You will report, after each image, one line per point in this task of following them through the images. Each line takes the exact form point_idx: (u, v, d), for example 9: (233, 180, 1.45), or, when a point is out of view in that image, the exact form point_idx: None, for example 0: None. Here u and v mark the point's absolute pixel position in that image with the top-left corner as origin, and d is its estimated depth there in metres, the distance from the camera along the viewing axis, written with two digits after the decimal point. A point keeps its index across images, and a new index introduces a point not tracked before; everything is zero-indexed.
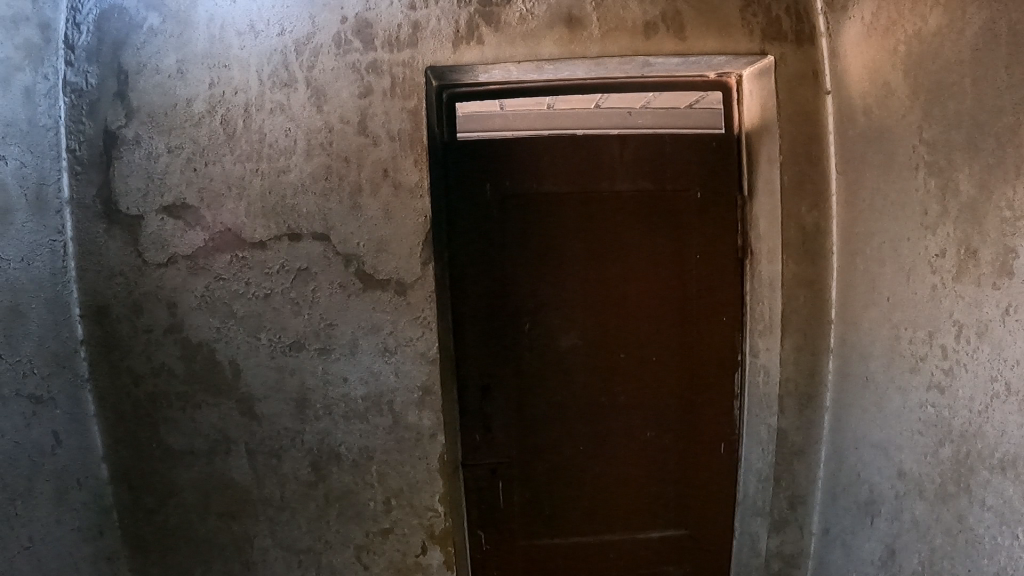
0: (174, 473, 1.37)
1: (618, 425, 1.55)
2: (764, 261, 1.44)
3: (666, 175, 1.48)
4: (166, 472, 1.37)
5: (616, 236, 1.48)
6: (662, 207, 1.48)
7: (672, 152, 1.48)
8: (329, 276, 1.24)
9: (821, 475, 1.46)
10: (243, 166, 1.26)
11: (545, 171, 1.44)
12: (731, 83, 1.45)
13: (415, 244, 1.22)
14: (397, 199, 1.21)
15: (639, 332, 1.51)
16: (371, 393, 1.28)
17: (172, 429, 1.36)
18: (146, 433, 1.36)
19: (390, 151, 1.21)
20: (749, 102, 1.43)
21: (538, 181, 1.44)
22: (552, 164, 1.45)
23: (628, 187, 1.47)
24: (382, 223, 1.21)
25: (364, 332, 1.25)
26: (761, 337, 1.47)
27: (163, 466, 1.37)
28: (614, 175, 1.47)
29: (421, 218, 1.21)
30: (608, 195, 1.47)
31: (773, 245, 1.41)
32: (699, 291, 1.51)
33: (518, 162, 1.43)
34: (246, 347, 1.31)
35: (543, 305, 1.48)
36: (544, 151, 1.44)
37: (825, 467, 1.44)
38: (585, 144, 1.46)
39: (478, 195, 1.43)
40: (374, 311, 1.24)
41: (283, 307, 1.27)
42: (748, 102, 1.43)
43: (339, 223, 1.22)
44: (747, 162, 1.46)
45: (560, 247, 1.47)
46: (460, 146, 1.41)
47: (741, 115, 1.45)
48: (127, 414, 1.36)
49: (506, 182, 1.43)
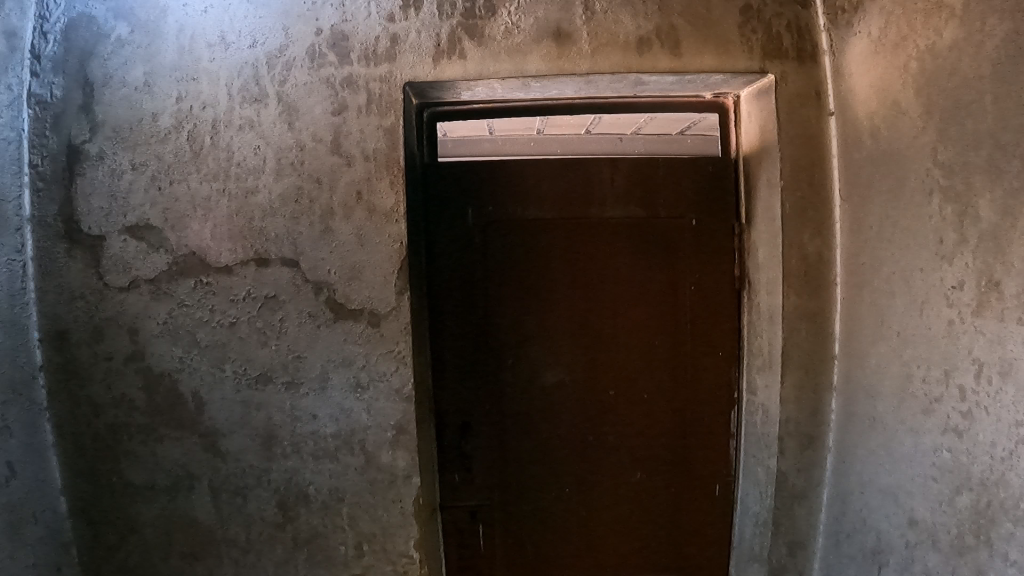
0: (134, 510, 1.28)
1: (607, 463, 1.46)
2: (764, 294, 1.34)
3: (662, 199, 1.39)
4: (126, 508, 1.28)
5: (606, 263, 1.39)
6: (657, 234, 1.39)
7: (669, 176, 1.39)
8: (296, 306, 1.13)
9: (822, 520, 1.37)
10: (209, 185, 1.18)
11: (531, 193, 1.36)
12: (728, 105, 1.37)
13: (390, 271, 1.11)
14: (371, 223, 1.10)
15: (631, 365, 1.43)
16: (341, 431, 1.18)
17: (133, 462, 1.26)
18: (106, 466, 1.27)
19: (364, 172, 1.11)
20: (747, 125, 1.35)
21: (524, 205, 1.36)
22: (539, 186, 1.36)
23: (621, 212, 1.38)
24: (353, 249, 1.11)
25: (333, 367, 1.14)
26: (760, 374, 1.38)
27: (124, 501, 1.27)
28: (606, 198, 1.38)
29: (396, 245, 1.10)
30: (598, 220, 1.38)
31: (774, 276, 1.31)
32: (693, 322, 1.42)
33: (504, 184, 1.35)
34: (211, 377, 1.22)
35: (529, 336, 1.39)
36: (530, 172, 1.36)
37: (827, 512, 1.35)
38: (575, 168, 1.36)
39: (460, 218, 1.34)
40: (346, 343, 1.13)
41: (247, 337, 1.17)
42: (746, 124, 1.35)
43: (308, 250, 1.12)
44: (744, 187, 1.38)
45: (547, 274, 1.38)
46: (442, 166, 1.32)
47: (739, 138, 1.38)
48: (87, 446, 1.26)
49: (489, 206, 1.35)
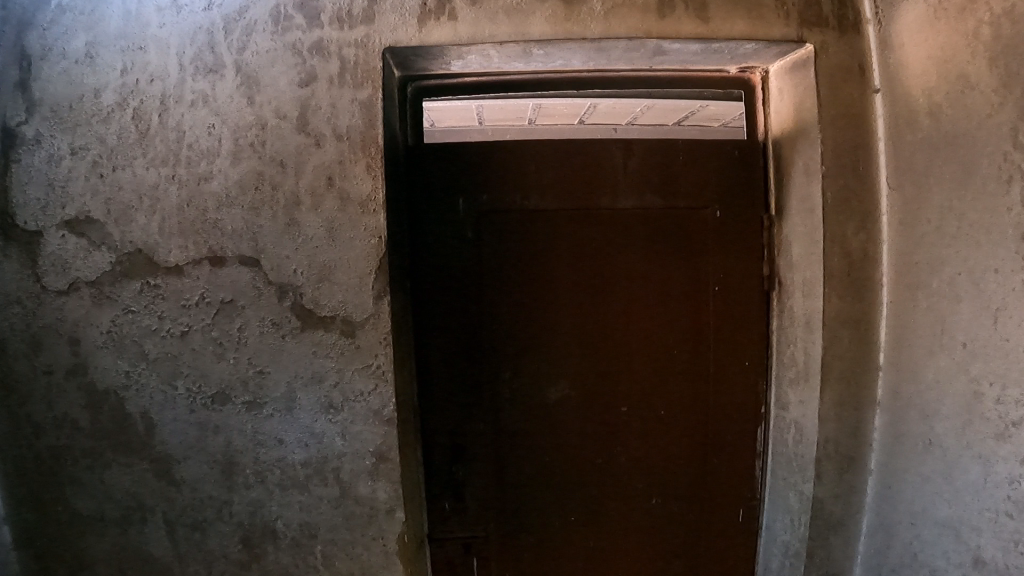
0: (83, 543, 1.10)
1: (618, 486, 1.29)
2: (800, 296, 1.17)
3: (679, 189, 1.22)
4: (73, 542, 1.10)
5: (618, 262, 1.22)
6: (675, 228, 1.22)
7: (686, 162, 1.22)
8: (257, 312, 0.97)
9: (862, 551, 1.20)
10: (158, 172, 1.00)
11: (534, 182, 1.19)
12: (755, 81, 1.21)
13: (368, 271, 0.94)
14: (344, 214, 0.93)
15: (645, 378, 1.26)
16: (312, 458, 1.01)
17: (79, 490, 1.09)
18: (51, 494, 1.09)
19: (336, 153, 0.94)
20: (778, 104, 1.18)
21: (525, 195, 1.19)
22: (543, 174, 1.19)
23: (636, 204, 1.21)
24: (324, 245, 0.94)
25: (300, 384, 0.97)
26: (794, 388, 1.21)
27: (71, 534, 1.10)
28: (618, 188, 1.21)
29: (376, 239, 0.93)
30: (609, 213, 1.21)
31: (812, 276, 1.14)
32: (716, 327, 1.25)
33: (502, 171, 1.18)
34: (160, 397, 1.04)
35: (530, 345, 1.22)
36: (533, 158, 1.18)
37: (868, 543, 1.18)
38: (583, 152, 1.19)
39: (450, 210, 1.17)
40: (315, 357, 0.96)
41: (202, 348, 1.00)
42: (777, 103, 1.19)
43: (271, 245, 0.95)
44: (775, 175, 1.21)
45: (551, 275, 1.21)
46: (427, 150, 1.14)
47: (769, 119, 1.21)
48: (28, 472, 1.08)
49: (484, 196, 1.17)
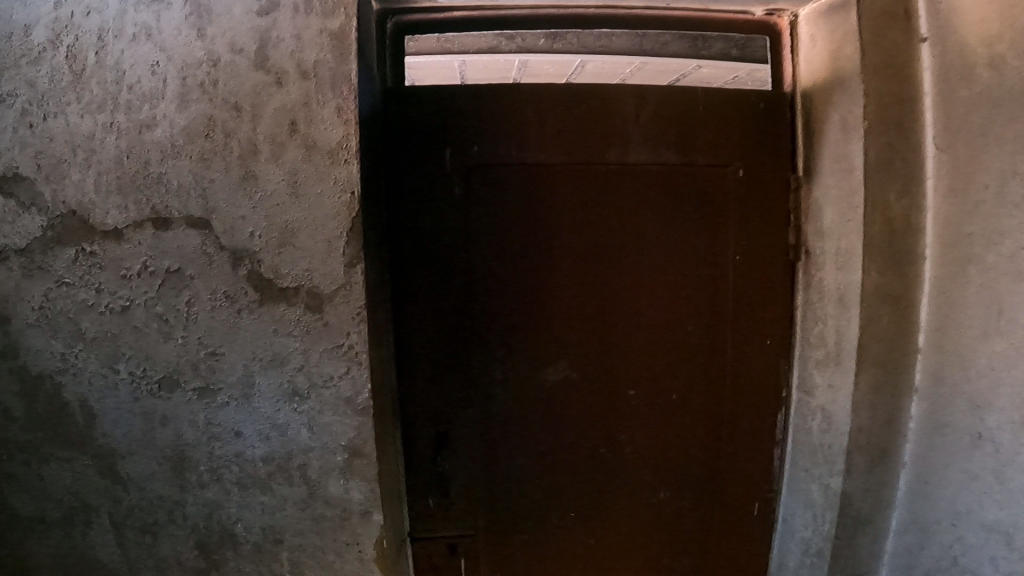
0: (22, 547, 0.96)
1: (625, 485, 1.10)
2: (834, 268, 1.00)
3: (707, 145, 1.04)
4: (10, 546, 0.96)
5: (628, 225, 1.03)
6: (698, 188, 1.04)
7: (712, 113, 1.04)
8: (208, 283, 0.80)
9: (889, 549, 1.04)
10: (94, 120, 0.84)
11: (530, 129, 1.00)
12: (782, 27, 1.07)
13: (338, 233, 0.75)
14: (308, 164, 0.75)
15: (657, 361, 1.07)
16: (274, 454, 0.85)
17: (15, 487, 0.94)
18: None
19: (300, 93, 0.75)
20: (808, 51, 1.03)
21: (520, 144, 0.99)
22: (541, 120, 1.00)
23: (650, 157, 1.03)
24: (285, 202, 0.75)
25: (259, 367, 0.81)
26: (821, 371, 1.04)
27: (8, 537, 0.96)
28: (629, 139, 1.02)
29: (347, 196, 0.75)
30: (619, 167, 1.03)
31: (851, 243, 0.96)
32: (740, 303, 1.07)
33: (493, 118, 0.99)
34: (100, 382, 0.89)
35: (524, 321, 1.03)
36: (528, 100, 0.99)
37: (897, 542, 1.02)
38: (590, 97, 1.01)
39: (435, 163, 0.98)
40: (276, 336, 0.79)
41: (146, 326, 0.85)
42: (807, 49, 1.04)
43: (223, 203, 0.78)
44: (804, 132, 1.05)
45: (550, 237, 1.02)
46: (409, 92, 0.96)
47: (797, 70, 1.06)
48: None
49: (474, 146, 0.98)
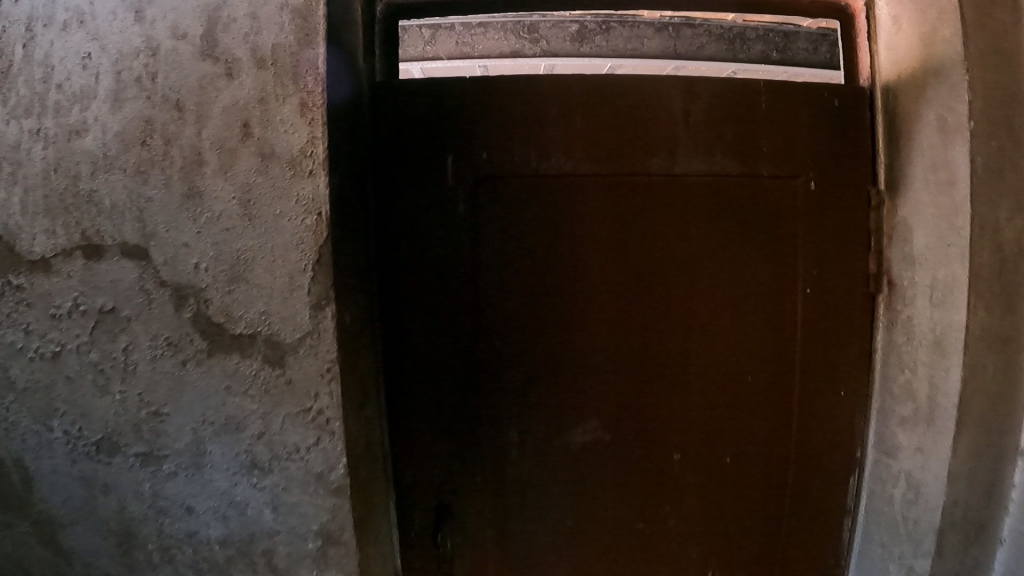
0: None
1: (668, 558, 0.92)
2: (929, 304, 0.81)
3: (766, 151, 0.86)
4: None
5: (672, 250, 0.85)
6: (758, 204, 0.86)
7: (773, 111, 0.85)
8: (148, 327, 0.64)
9: None
10: (20, 126, 0.65)
11: (553, 133, 0.82)
12: (858, 10, 0.90)
13: (301, 266, 0.58)
14: (264, 178, 0.58)
15: (710, 412, 0.88)
16: (232, 536, 0.69)
17: None
18: None
19: (255, 86, 0.59)
20: (894, 36, 0.86)
21: (541, 151, 0.82)
22: (566, 123, 0.82)
23: (699, 167, 0.84)
24: (237, 227, 0.59)
25: (210, 432, 0.65)
26: (906, 429, 0.85)
27: None
28: (673, 146, 0.84)
29: (313, 218, 0.58)
30: (663, 180, 0.84)
31: (950, 271, 0.77)
32: (810, 342, 0.89)
33: (506, 120, 0.81)
34: (32, 441, 0.71)
35: (546, 366, 0.85)
36: (549, 99, 0.82)
37: None
38: (630, 93, 0.83)
39: (437, 174, 0.81)
40: (229, 395, 0.62)
41: (79, 378, 0.68)
42: (891, 34, 0.86)
43: (163, 228, 0.62)
44: (891, 135, 0.87)
45: (579, 265, 0.84)
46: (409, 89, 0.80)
47: (881, 59, 0.89)
48: None
49: (485, 153, 0.81)
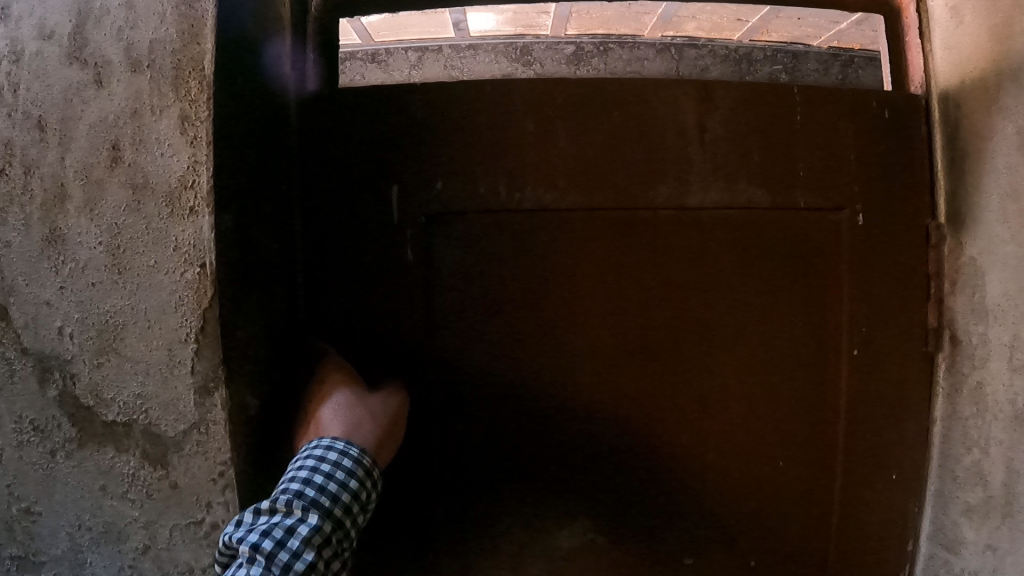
0: None
1: None
2: (1006, 367, 0.55)
3: (818, 175, 0.58)
4: None
5: (692, 316, 0.58)
6: (815, 247, 0.59)
7: (840, 119, 0.58)
8: (10, 406, 0.50)
9: None
10: None
11: (509, 153, 0.55)
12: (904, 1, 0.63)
13: (182, 334, 0.44)
14: (137, 218, 0.44)
15: (761, 540, 0.61)
16: None
17: None
18: None
19: (127, 96, 0.44)
20: (951, 32, 0.59)
21: (491, 180, 0.55)
22: (530, 136, 0.55)
23: (724, 197, 0.57)
24: (105, 283, 0.45)
25: (87, 540, 0.50)
26: (973, 526, 0.57)
27: None
28: (686, 166, 0.56)
29: (195, 273, 0.43)
30: (671, 215, 0.57)
31: (988, 329, 0.56)
32: (867, 447, 0.61)
33: (399, 145, 0.55)
34: None
35: (531, 480, 0.58)
36: (493, 104, 0.55)
37: None
38: (606, 94, 0.56)
39: (378, 208, 0.55)
40: (106, 496, 0.48)
41: None
42: (947, 31, 0.59)
43: (21, 281, 0.48)
44: (948, 152, 0.60)
45: (556, 339, 0.57)
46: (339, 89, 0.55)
47: (933, 64, 0.61)
48: None
49: (439, 183, 0.55)
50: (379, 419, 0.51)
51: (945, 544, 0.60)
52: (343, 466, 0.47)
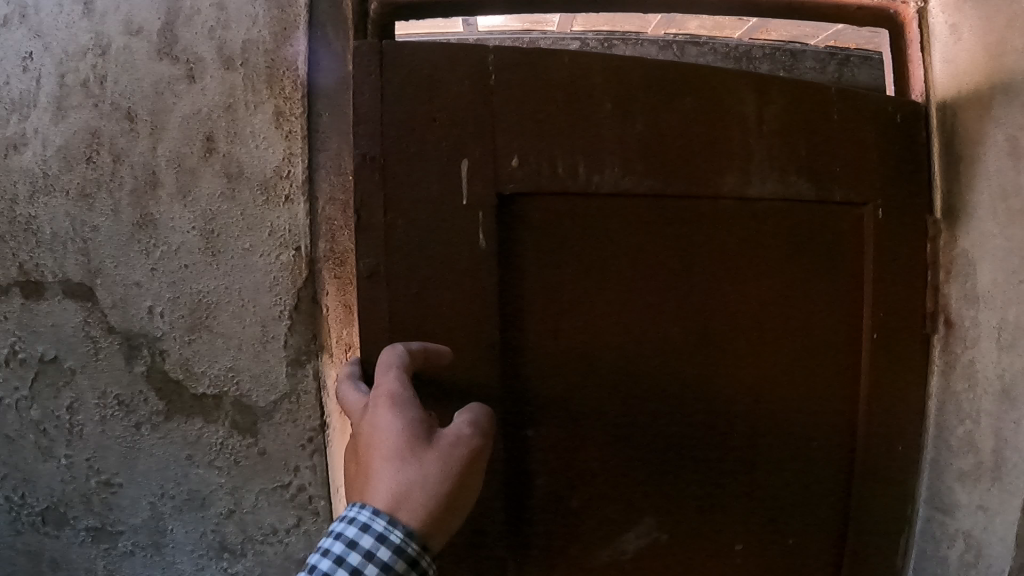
0: None
1: None
2: (994, 347, 0.59)
3: (856, 166, 0.57)
4: None
5: (758, 299, 0.55)
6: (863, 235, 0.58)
7: (874, 113, 0.58)
8: (93, 382, 0.53)
9: None
10: None
11: (585, 128, 0.48)
12: (907, 17, 0.66)
13: (275, 312, 0.48)
14: (232, 204, 0.48)
15: (814, 523, 0.60)
16: None
17: None
18: None
19: (220, 92, 0.48)
20: (949, 47, 0.62)
21: (549, 161, 0.47)
22: (618, 99, 0.49)
23: (779, 190, 0.54)
24: (199, 263, 0.48)
25: (170, 508, 0.53)
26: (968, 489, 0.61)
27: None
28: (759, 143, 0.53)
29: (291, 255, 0.48)
30: (732, 207, 0.54)
31: (978, 312, 0.60)
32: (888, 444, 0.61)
33: (436, 110, 0.45)
34: None
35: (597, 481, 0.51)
36: (589, 62, 0.48)
37: None
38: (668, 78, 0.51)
39: (447, 187, 0.45)
40: (190, 466, 0.51)
41: (19, 438, 0.56)
42: (945, 45, 0.62)
43: (112, 262, 0.51)
44: (946, 152, 0.62)
45: (617, 339, 0.51)
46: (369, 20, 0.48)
47: (932, 76, 0.64)
48: None
49: (516, 159, 0.47)
50: (438, 487, 0.36)
51: (941, 507, 0.64)
52: (378, 559, 0.34)
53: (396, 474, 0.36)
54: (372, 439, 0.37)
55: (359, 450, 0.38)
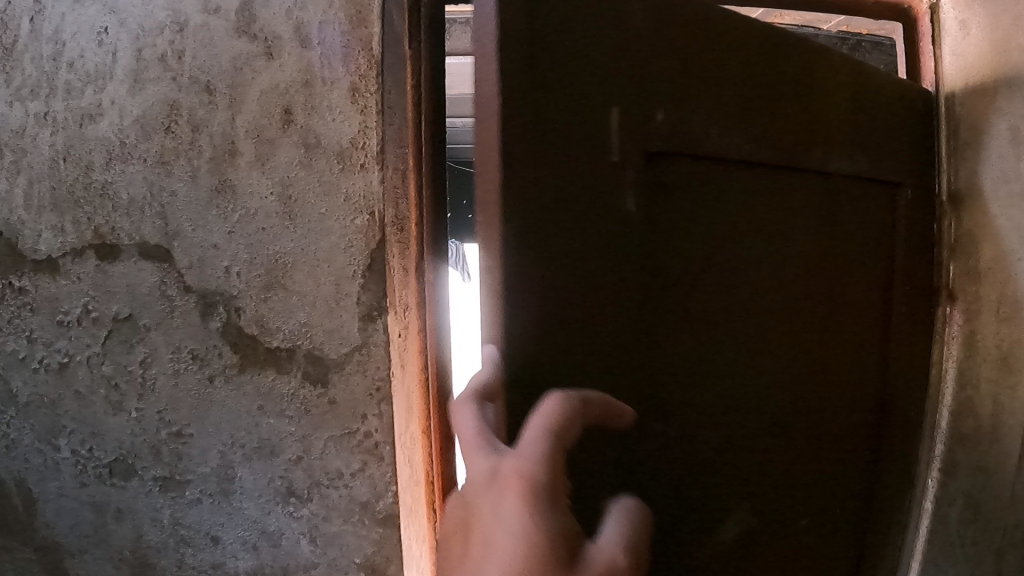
0: None
1: None
2: (994, 318, 0.64)
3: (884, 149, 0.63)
4: None
5: (801, 281, 0.59)
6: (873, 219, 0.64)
7: (895, 105, 0.64)
8: (167, 337, 0.57)
9: None
10: (54, 121, 0.56)
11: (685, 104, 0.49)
12: (918, 12, 0.70)
13: (350, 271, 0.53)
14: (308, 171, 0.52)
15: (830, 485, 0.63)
16: (266, 566, 0.59)
17: None
18: None
19: (297, 68, 0.52)
20: (958, 42, 0.66)
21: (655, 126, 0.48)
22: (703, 92, 0.50)
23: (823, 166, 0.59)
24: (276, 226, 0.53)
25: (240, 456, 0.57)
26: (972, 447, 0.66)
27: None
28: (799, 139, 0.56)
29: (364, 220, 0.52)
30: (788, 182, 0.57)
31: (981, 287, 0.65)
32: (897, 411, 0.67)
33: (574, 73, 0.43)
34: (38, 459, 0.61)
35: (683, 460, 0.52)
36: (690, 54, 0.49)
37: None
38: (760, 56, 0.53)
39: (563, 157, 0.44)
40: (262, 415, 0.55)
41: (89, 393, 0.59)
42: (955, 40, 0.66)
43: (190, 225, 0.54)
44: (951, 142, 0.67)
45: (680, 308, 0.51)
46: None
47: (943, 67, 0.68)
48: None
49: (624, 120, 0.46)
50: None
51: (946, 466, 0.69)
52: None
53: (525, 519, 0.29)
54: (471, 493, 0.32)
55: (473, 538, 0.31)
